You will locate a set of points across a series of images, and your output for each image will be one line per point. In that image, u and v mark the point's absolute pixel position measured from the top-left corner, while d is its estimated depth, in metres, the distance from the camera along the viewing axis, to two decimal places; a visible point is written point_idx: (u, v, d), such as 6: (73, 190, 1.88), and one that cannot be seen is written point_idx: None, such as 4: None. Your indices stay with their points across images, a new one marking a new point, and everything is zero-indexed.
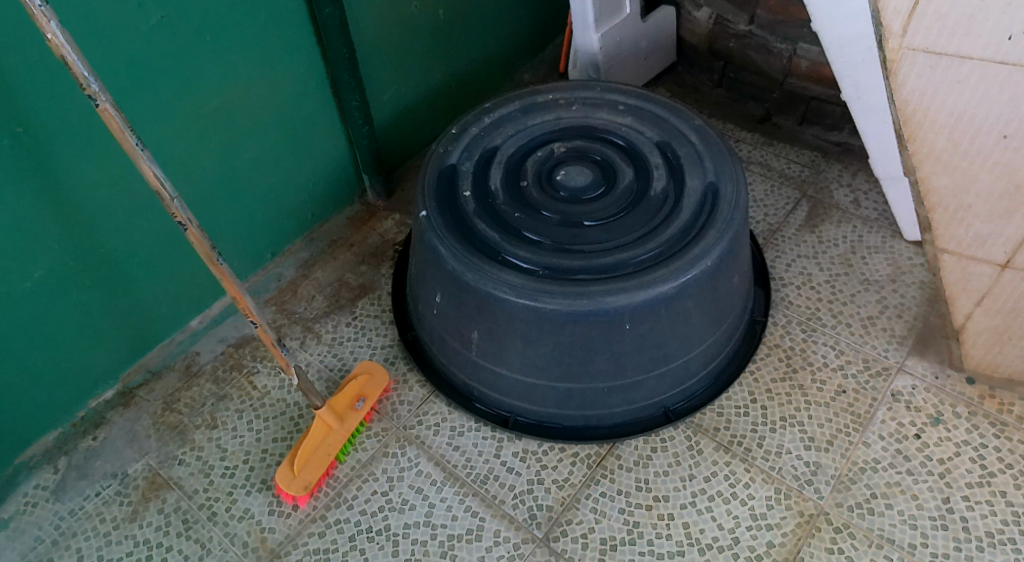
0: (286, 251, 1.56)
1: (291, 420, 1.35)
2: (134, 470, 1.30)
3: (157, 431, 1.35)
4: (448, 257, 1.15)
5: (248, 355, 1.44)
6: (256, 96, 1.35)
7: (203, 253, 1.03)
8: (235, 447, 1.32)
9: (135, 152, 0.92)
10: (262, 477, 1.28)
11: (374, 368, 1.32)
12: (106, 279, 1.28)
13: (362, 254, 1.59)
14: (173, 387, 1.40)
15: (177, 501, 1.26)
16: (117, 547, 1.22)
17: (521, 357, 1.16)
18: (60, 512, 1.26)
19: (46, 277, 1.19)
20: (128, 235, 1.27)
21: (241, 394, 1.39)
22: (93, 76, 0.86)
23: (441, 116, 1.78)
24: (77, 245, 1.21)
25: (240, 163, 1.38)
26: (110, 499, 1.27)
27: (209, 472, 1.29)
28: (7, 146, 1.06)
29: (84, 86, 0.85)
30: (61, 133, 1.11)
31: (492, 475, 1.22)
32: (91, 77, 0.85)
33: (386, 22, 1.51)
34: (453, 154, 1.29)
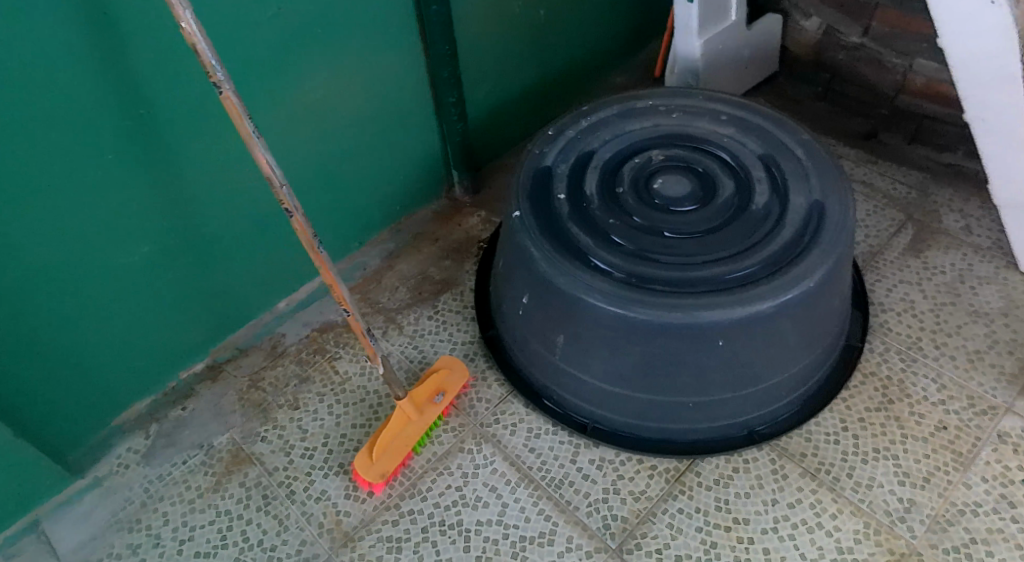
0: (373, 241, 1.60)
1: (370, 407, 1.38)
2: (219, 442, 1.36)
3: (242, 407, 1.40)
4: (538, 259, 1.15)
5: (331, 341, 1.48)
6: (360, 89, 1.38)
7: (304, 239, 1.07)
8: (315, 429, 1.36)
9: (251, 138, 0.95)
10: (341, 461, 1.31)
11: (455, 363, 1.33)
12: (206, 258, 1.33)
13: (447, 249, 1.61)
14: (259, 365, 1.46)
15: (258, 476, 1.30)
16: (200, 515, 1.27)
17: (606, 365, 1.14)
18: (149, 476, 1.32)
19: (153, 252, 1.25)
20: (229, 217, 1.32)
21: (323, 378, 1.43)
22: (219, 64, 0.89)
23: (533, 117, 1.79)
24: (181, 224, 1.26)
25: (339, 153, 1.42)
26: (196, 468, 1.33)
27: (290, 452, 1.33)
28: (130, 126, 1.12)
29: (211, 74, 0.89)
30: (179, 115, 1.17)
31: (567, 480, 1.22)
32: (218, 65, 0.89)
33: (488, 20, 1.52)
34: (548, 155, 1.28)
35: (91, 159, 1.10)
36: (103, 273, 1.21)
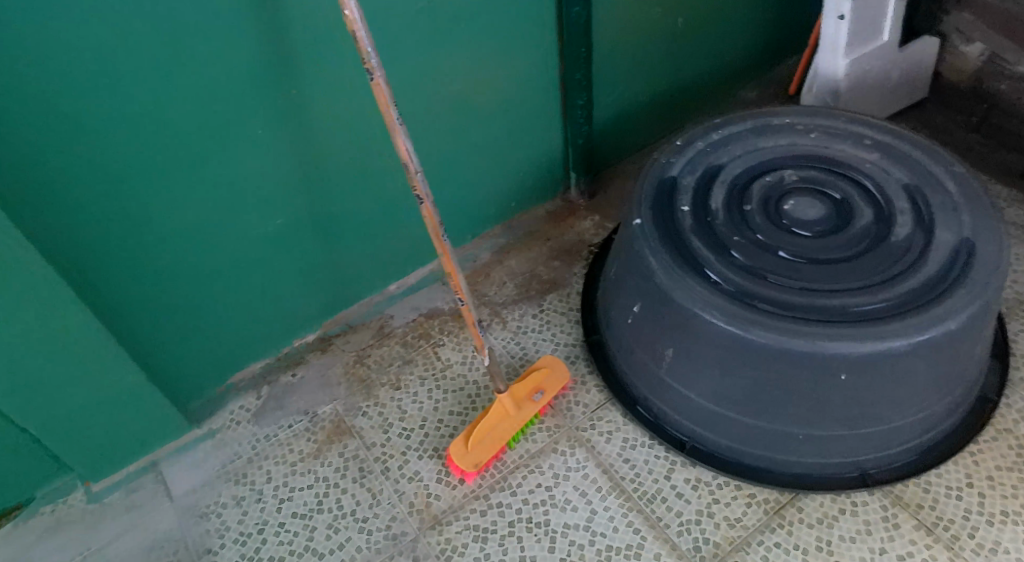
0: (486, 234, 1.62)
1: (468, 397, 1.40)
2: (323, 412, 1.41)
3: (346, 380, 1.45)
4: (656, 269, 1.13)
5: (436, 327, 1.52)
6: (494, 85, 1.40)
7: (430, 226, 1.10)
8: (414, 411, 1.39)
9: (394, 126, 0.99)
10: (435, 445, 1.34)
11: (556, 363, 1.33)
12: (330, 235, 1.39)
13: (557, 249, 1.61)
14: (366, 342, 1.51)
15: (356, 449, 1.35)
16: (300, 478, 1.33)
17: (716, 385, 1.12)
18: (256, 435, 1.39)
19: (285, 225, 1.32)
20: (356, 198, 1.37)
21: (426, 362, 1.46)
22: (374, 52, 0.93)
23: (659, 125, 1.77)
24: (313, 200, 1.32)
25: (466, 146, 1.45)
26: (300, 433, 1.39)
27: (388, 429, 1.37)
28: (280, 105, 1.18)
29: (366, 61, 0.93)
30: (324, 97, 1.22)
31: (659, 495, 1.20)
32: (373, 53, 0.92)
33: (626, 25, 1.51)
34: (675, 166, 1.26)
35: (241, 133, 1.17)
36: (238, 240, 1.28)
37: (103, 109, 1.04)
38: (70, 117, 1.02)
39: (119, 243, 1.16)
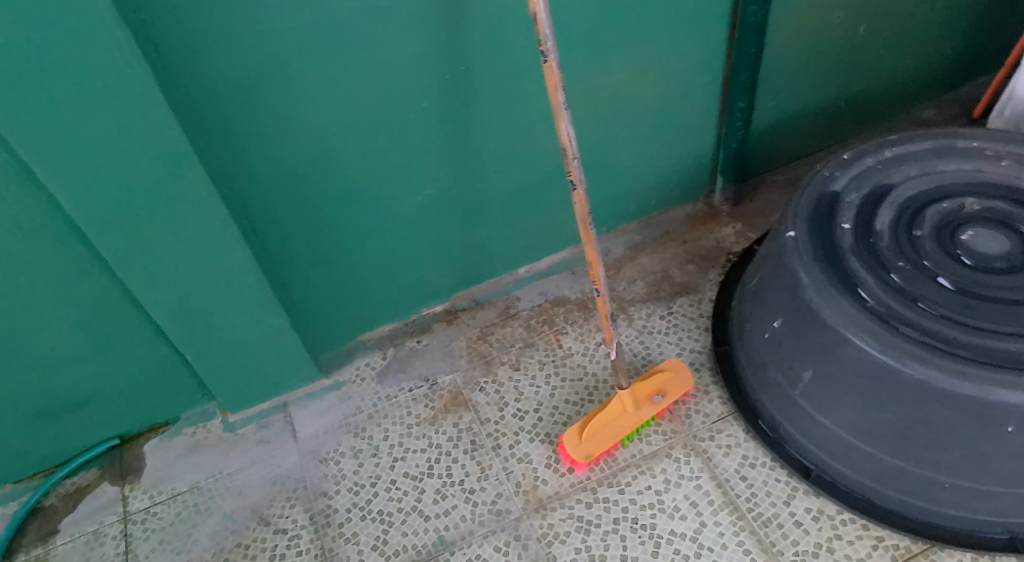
0: (621, 230, 1.60)
1: (585, 388, 1.40)
2: (443, 381, 1.45)
3: (468, 354, 1.48)
4: (807, 286, 1.08)
5: (561, 315, 1.52)
6: (655, 79, 1.37)
7: (579, 213, 1.10)
8: (530, 394, 1.40)
9: (560, 109, 0.99)
10: (548, 431, 1.35)
11: (681, 368, 1.30)
12: (472, 212, 1.42)
13: (694, 253, 1.57)
14: (491, 320, 1.54)
15: (470, 422, 1.38)
16: (416, 441, 1.37)
17: (857, 416, 1.06)
18: (378, 393, 1.45)
19: (432, 197, 1.36)
20: (501, 178, 1.40)
21: (547, 348, 1.47)
22: (551, 33, 0.94)
23: (820, 137, 1.68)
24: (462, 176, 1.36)
25: (617, 139, 1.43)
26: (418, 398, 1.43)
27: (503, 408, 1.39)
28: (448, 80, 1.22)
29: (542, 41, 0.94)
30: (490, 76, 1.24)
31: (775, 520, 1.15)
32: (550, 33, 0.93)
33: (803, 29, 1.44)
34: (839, 180, 1.19)
35: (407, 103, 1.21)
36: (387, 206, 1.34)
37: (287, 68, 1.10)
38: (259, 74, 1.09)
39: (282, 195, 1.24)
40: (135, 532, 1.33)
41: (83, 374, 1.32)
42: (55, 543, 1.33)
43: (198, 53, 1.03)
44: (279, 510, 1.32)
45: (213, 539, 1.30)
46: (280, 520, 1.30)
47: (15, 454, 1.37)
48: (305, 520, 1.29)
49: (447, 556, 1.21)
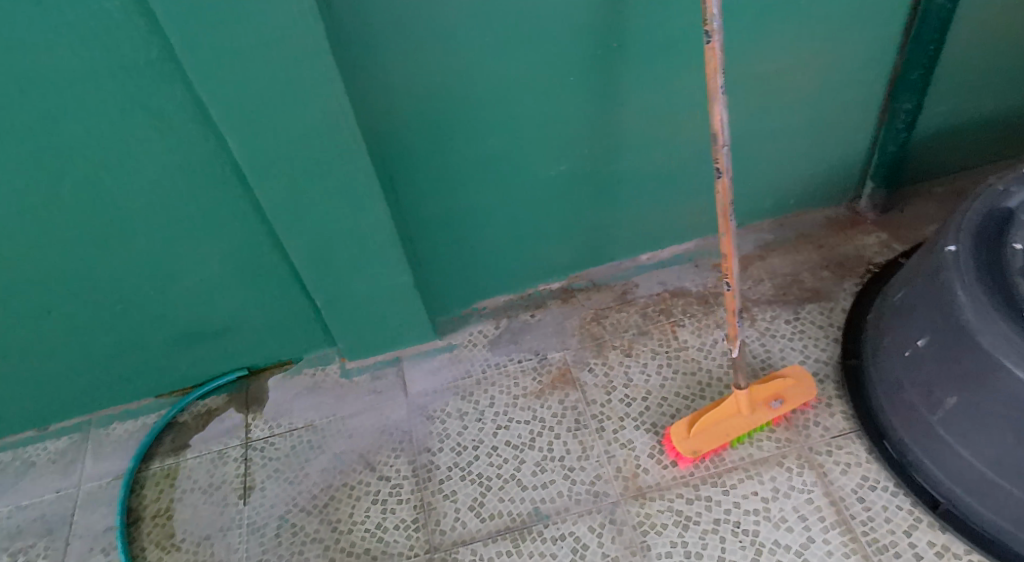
0: (752, 227, 1.54)
1: (698, 384, 1.37)
2: (552, 357, 1.46)
3: (580, 334, 1.48)
4: (966, 309, 1.02)
5: (679, 307, 1.49)
6: (814, 73, 1.31)
7: (720, 204, 1.07)
8: (639, 382, 1.39)
9: (716, 93, 0.96)
10: (653, 421, 1.33)
11: (805, 377, 1.25)
12: (601, 192, 1.42)
13: (830, 259, 1.49)
14: (606, 303, 1.53)
15: (576, 401, 1.38)
16: (521, 412, 1.38)
17: (1004, 451, 1.01)
18: (489, 360, 1.48)
19: (565, 172, 1.37)
20: (636, 160, 1.39)
21: (661, 338, 1.45)
22: (718, 14, 0.92)
23: (987, 150, 1.55)
24: (598, 155, 1.36)
25: (763, 132, 1.37)
26: (527, 371, 1.44)
27: (610, 392, 1.38)
28: (599, 57, 1.22)
29: (708, 21, 0.91)
30: (642, 55, 1.24)
31: (891, 548, 1.10)
32: (717, 14, 0.91)
33: (987, 30, 1.33)
34: (1014, 196, 1.09)
35: (554, 77, 1.22)
36: (520, 178, 1.35)
37: (445, 33, 1.13)
38: (417, 37, 1.12)
39: (423, 157, 1.27)
40: (254, 458, 1.42)
41: (224, 306, 1.42)
42: (185, 457, 1.45)
43: (365, 12, 1.08)
44: (385, 458, 1.37)
45: (322, 476, 1.37)
46: (384, 467, 1.36)
47: (159, 370, 1.50)
48: (408, 472, 1.34)
49: (541, 527, 1.23)
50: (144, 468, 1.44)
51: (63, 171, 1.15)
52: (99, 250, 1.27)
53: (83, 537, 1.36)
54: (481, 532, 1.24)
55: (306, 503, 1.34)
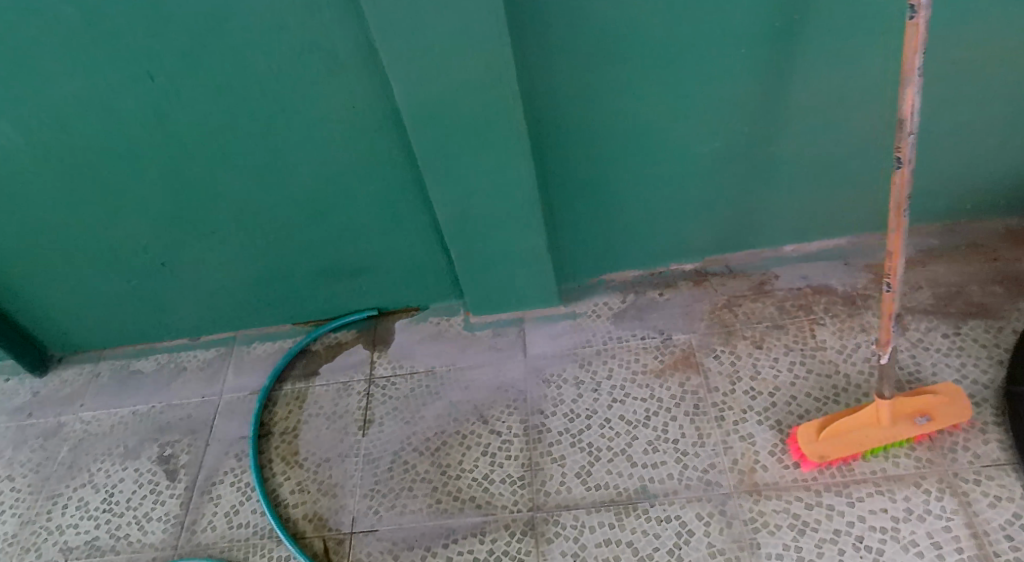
0: (915, 230, 1.43)
1: (833, 387, 1.30)
2: (677, 339, 1.42)
3: (710, 319, 1.43)
4: None
5: (821, 305, 1.41)
6: (1016, 66, 1.19)
7: (894, 198, 0.99)
8: (769, 376, 1.33)
9: (911, 74, 0.89)
10: (778, 419, 1.27)
11: (959, 396, 1.17)
12: (753, 174, 1.36)
13: (1004, 274, 1.36)
14: (742, 291, 1.46)
15: (697, 386, 1.34)
16: (639, 388, 1.36)
17: None
18: (611, 333, 1.46)
19: (720, 149, 1.32)
20: (799, 144, 1.32)
21: (797, 335, 1.38)
22: None
23: None
24: (759, 134, 1.30)
25: (946, 127, 1.27)
26: (649, 349, 1.41)
27: (735, 382, 1.33)
28: (778, 28, 1.16)
29: None
30: (825, 30, 1.17)
31: None
32: None
33: None
34: None
35: (726, 47, 1.18)
36: (672, 151, 1.32)
37: None
38: None
39: (575, 120, 1.26)
40: (376, 394, 1.48)
41: (366, 246, 1.47)
42: (315, 383, 1.53)
43: None
44: (498, 413, 1.39)
45: (437, 421, 1.41)
46: (497, 422, 1.38)
47: (300, 299, 1.58)
48: (519, 430, 1.35)
49: (647, 506, 1.21)
50: (277, 387, 1.54)
51: (246, 99, 1.23)
52: (264, 178, 1.35)
53: (220, 441, 1.47)
54: (585, 500, 1.24)
55: (419, 444, 1.38)
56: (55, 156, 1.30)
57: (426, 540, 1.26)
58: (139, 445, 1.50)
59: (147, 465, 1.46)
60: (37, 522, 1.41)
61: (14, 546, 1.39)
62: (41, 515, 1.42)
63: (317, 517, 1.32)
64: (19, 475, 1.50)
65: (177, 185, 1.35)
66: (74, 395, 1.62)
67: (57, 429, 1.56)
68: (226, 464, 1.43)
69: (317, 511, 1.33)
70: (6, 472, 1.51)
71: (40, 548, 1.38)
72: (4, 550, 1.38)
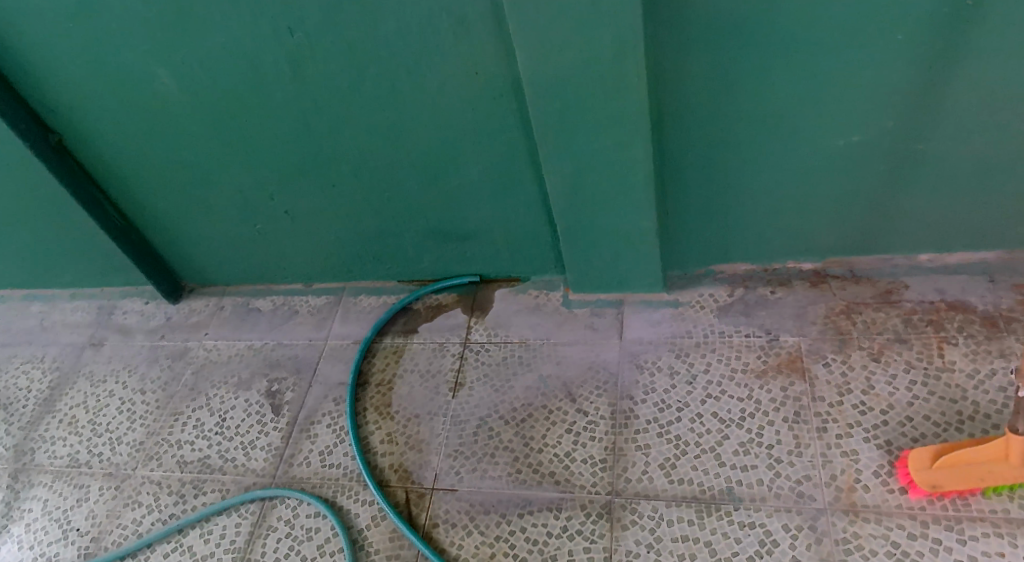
0: None
1: (956, 413, 1.19)
2: (785, 341, 1.33)
3: (825, 324, 1.34)
4: None
5: (954, 323, 1.29)
6: None
7: None
8: (884, 392, 1.23)
9: None
10: (888, 439, 1.18)
11: None
12: (895, 173, 1.25)
13: None
14: (865, 297, 1.36)
15: (801, 392, 1.26)
16: (737, 387, 1.29)
17: None
18: (714, 326, 1.39)
19: (860, 143, 1.22)
20: (952, 144, 1.20)
21: (922, 352, 1.26)
22: None
23: None
24: (907, 130, 1.19)
25: None
26: (754, 348, 1.34)
27: (844, 394, 1.24)
28: (946, 13, 1.06)
29: None
30: (1001, 19, 1.06)
31: None
32: None
33: None
34: None
35: (883, 31, 1.09)
36: (806, 142, 1.23)
37: None
38: None
39: (704, 101, 1.20)
40: (469, 358, 1.48)
41: (476, 212, 1.47)
42: (413, 339, 1.55)
43: None
44: (587, 393, 1.36)
45: (525, 392, 1.39)
46: (584, 402, 1.35)
47: (408, 257, 1.60)
48: (606, 412, 1.32)
49: (731, 508, 1.16)
50: (377, 340, 1.57)
51: (374, 57, 1.24)
52: (385, 135, 1.36)
53: (322, 384, 1.52)
54: (667, 492, 1.20)
55: (506, 412, 1.38)
56: (200, 99, 1.36)
57: (502, 507, 1.25)
58: (251, 377, 1.58)
59: (255, 397, 1.54)
60: (160, 434, 1.52)
61: (140, 452, 1.49)
62: (164, 428, 1.53)
63: (401, 469, 1.35)
64: (150, 389, 1.61)
65: (305, 136, 1.39)
66: (200, 323, 1.72)
67: (184, 353, 1.66)
68: (325, 406, 1.48)
69: (402, 462, 1.36)
70: (139, 385, 1.62)
71: (161, 458, 1.48)
72: (132, 455, 1.49)
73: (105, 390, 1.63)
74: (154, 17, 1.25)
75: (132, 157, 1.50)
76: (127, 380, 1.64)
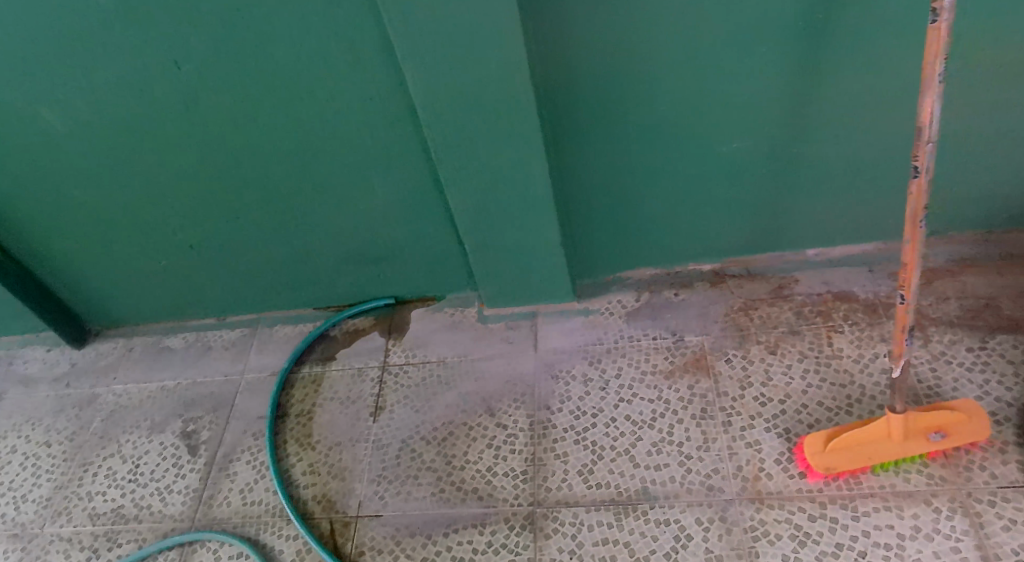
0: (945, 238, 1.39)
1: (846, 397, 1.26)
2: (690, 341, 1.39)
3: (725, 321, 1.40)
4: None
5: (841, 312, 1.37)
6: None
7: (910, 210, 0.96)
8: (781, 382, 1.29)
9: (932, 80, 0.87)
10: (787, 426, 1.24)
11: (979, 416, 1.13)
12: (777, 176, 1.33)
13: None
14: (760, 294, 1.42)
15: (707, 389, 1.31)
16: (648, 389, 1.34)
17: None
18: (623, 331, 1.44)
19: (741, 150, 1.29)
20: (825, 147, 1.29)
21: (814, 342, 1.34)
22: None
23: None
24: (783, 136, 1.27)
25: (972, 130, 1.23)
26: (660, 349, 1.39)
27: (746, 387, 1.30)
28: (806, 28, 1.14)
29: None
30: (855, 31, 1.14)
31: None
32: None
33: None
34: None
35: (751, 45, 1.16)
36: (693, 151, 1.29)
37: None
38: None
39: (593, 117, 1.24)
40: (387, 381, 1.48)
41: (384, 235, 1.47)
42: (330, 367, 1.54)
43: None
44: (506, 407, 1.38)
45: (446, 411, 1.40)
46: (503, 416, 1.37)
47: (319, 285, 1.59)
48: (524, 424, 1.34)
49: (646, 507, 1.19)
50: (294, 370, 1.55)
51: (267, 88, 1.24)
52: (284, 164, 1.36)
53: (238, 419, 1.49)
54: (586, 498, 1.23)
55: (427, 433, 1.38)
56: (90, 139, 1.32)
57: (428, 528, 1.25)
58: (163, 419, 1.53)
59: (170, 439, 1.49)
60: (70, 488, 1.45)
61: (48, 508, 1.43)
62: (73, 481, 1.46)
63: (325, 499, 1.33)
64: (56, 441, 1.54)
65: (202, 170, 1.37)
66: (107, 367, 1.66)
67: (92, 399, 1.60)
68: (243, 442, 1.45)
69: (325, 492, 1.34)
70: (43, 438, 1.55)
71: (71, 512, 1.41)
72: (40, 512, 1.42)
73: (8, 446, 1.55)
74: (35, 58, 1.21)
75: (22, 201, 1.44)
76: (31, 433, 1.56)
